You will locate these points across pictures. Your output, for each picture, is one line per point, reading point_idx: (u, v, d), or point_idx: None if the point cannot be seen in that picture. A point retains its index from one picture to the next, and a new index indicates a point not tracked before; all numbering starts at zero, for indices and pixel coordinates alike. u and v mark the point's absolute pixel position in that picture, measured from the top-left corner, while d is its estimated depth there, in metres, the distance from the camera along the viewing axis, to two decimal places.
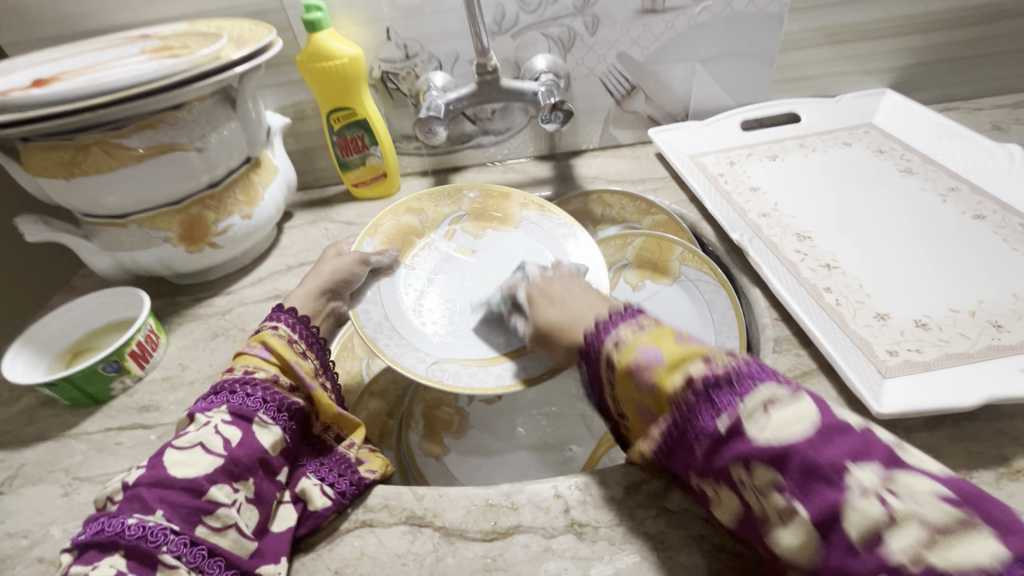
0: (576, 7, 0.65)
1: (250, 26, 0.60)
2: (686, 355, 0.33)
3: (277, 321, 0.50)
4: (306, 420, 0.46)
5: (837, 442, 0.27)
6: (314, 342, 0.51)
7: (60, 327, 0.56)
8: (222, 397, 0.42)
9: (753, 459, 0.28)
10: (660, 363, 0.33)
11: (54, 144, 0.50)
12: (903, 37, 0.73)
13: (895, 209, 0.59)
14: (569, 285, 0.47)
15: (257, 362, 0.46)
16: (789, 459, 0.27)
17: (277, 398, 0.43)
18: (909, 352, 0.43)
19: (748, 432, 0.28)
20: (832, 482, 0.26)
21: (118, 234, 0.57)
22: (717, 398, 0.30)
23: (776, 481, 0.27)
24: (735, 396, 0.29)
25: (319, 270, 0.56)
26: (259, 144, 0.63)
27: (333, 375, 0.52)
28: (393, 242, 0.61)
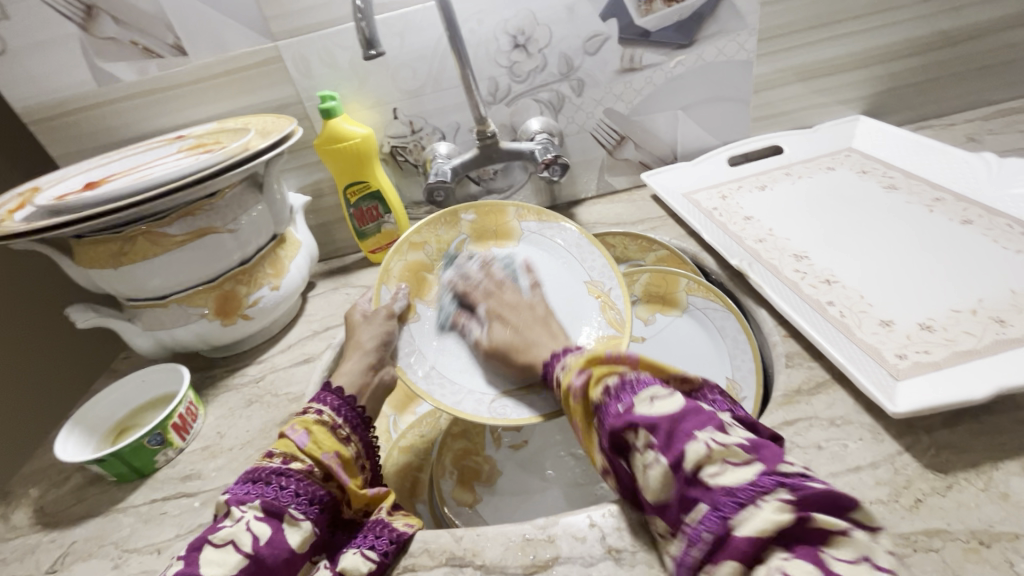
0: (561, 73, 0.72)
1: (273, 119, 0.67)
2: (608, 369, 0.41)
3: (322, 403, 0.49)
4: (338, 508, 0.45)
5: (688, 410, 0.35)
6: (358, 423, 0.50)
7: (107, 407, 0.59)
8: (257, 487, 0.41)
9: (630, 424, 0.35)
10: (587, 381, 0.42)
11: (105, 237, 0.56)
12: (867, 67, 0.78)
13: (883, 222, 0.62)
14: (518, 308, 0.58)
15: (293, 450, 0.44)
16: (658, 425, 0.34)
17: (309, 490, 0.43)
18: (918, 354, 0.45)
19: (631, 409, 0.37)
20: (678, 433, 0.33)
21: (159, 314, 0.62)
22: (618, 392, 0.39)
23: (650, 442, 0.34)
24: (631, 391, 0.38)
25: (358, 341, 0.56)
26: (284, 221, 0.69)
27: (375, 454, 0.51)
28: (407, 283, 0.63)
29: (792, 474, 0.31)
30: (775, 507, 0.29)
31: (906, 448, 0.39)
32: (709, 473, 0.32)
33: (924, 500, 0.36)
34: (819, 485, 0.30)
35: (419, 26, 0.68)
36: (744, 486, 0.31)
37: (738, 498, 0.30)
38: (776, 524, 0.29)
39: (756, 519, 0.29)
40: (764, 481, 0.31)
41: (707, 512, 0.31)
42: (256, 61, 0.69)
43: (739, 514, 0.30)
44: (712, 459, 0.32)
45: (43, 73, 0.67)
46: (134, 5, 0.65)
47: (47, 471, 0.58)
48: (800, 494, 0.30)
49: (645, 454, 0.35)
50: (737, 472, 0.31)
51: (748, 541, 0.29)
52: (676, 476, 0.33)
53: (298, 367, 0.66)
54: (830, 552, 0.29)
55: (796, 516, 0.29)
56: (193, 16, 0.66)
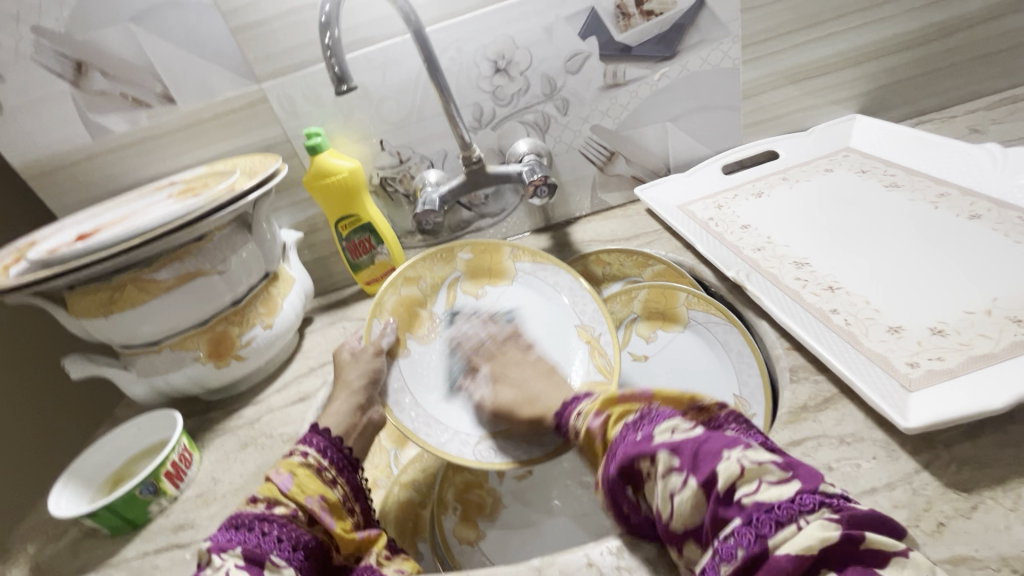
0: (545, 94, 0.72)
1: (260, 159, 0.68)
2: (622, 410, 0.40)
3: (308, 445, 0.48)
4: (325, 554, 0.43)
5: (713, 432, 0.34)
6: (344, 464, 0.49)
7: (103, 457, 0.59)
8: (240, 534, 0.39)
9: (653, 449, 0.34)
10: (608, 423, 0.41)
11: (95, 286, 0.56)
12: (859, 65, 0.77)
13: (889, 223, 0.59)
14: (523, 366, 0.57)
15: (277, 494, 0.43)
16: (684, 448, 0.33)
17: (293, 535, 0.41)
18: (931, 361, 0.42)
19: (654, 434, 0.35)
20: (706, 451, 0.32)
21: (152, 359, 0.62)
22: (638, 421, 0.38)
23: (676, 466, 0.33)
24: (651, 423, 0.36)
25: (345, 380, 0.55)
26: (275, 259, 0.69)
27: (364, 497, 0.49)
28: (399, 318, 0.62)
29: (831, 493, 0.29)
30: (821, 524, 0.27)
31: (924, 466, 0.36)
32: (742, 492, 0.30)
33: (947, 524, 0.33)
34: (863, 508, 0.29)
35: (400, 58, 0.69)
36: (781, 503, 0.29)
37: (776, 515, 0.28)
38: (823, 541, 0.27)
39: (802, 536, 0.27)
40: (800, 497, 0.29)
41: (740, 530, 0.29)
42: (243, 103, 0.70)
43: (779, 532, 0.28)
44: (745, 477, 0.30)
45: (38, 130, 0.68)
46: (123, 59, 0.66)
47: (44, 526, 0.57)
48: (844, 513, 0.28)
49: (671, 480, 0.33)
50: (773, 489, 0.29)
51: (791, 559, 0.27)
52: (706, 496, 0.31)
53: (294, 406, 0.65)
54: (882, 572, 0.27)
55: (846, 535, 0.27)
56: (179, 65, 0.67)
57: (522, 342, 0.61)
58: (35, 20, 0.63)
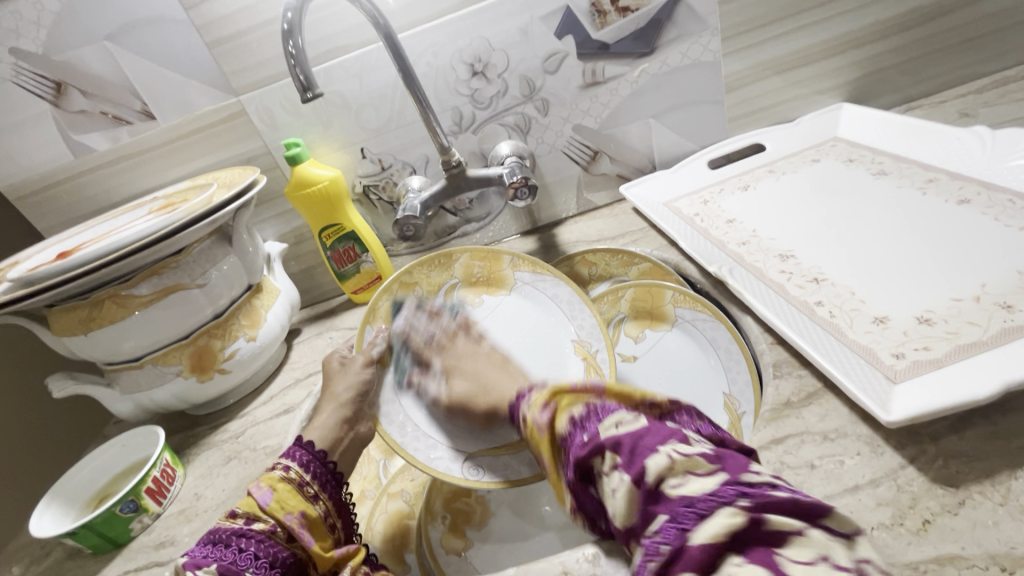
0: (524, 95, 0.71)
1: (239, 171, 0.67)
2: (574, 400, 0.39)
3: (291, 458, 0.46)
4: (303, 570, 0.42)
5: (653, 428, 0.34)
6: (327, 480, 0.47)
7: (87, 476, 0.58)
8: (216, 550, 0.39)
9: (595, 447, 0.35)
10: (552, 417, 0.39)
11: (74, 303, 0.56)
12: (844, 53, 0.75)
13: (877, 212, 0.58)
14: (475, 356, 0.56)
15: (256, 508, 0.42)
16: (622, 444, 0.34)
17: (271, 552, 0.40)
18: (917, 352, 0.40)
19: (596, 435, 0.35)
20: (640, 449, 0.33)
21: (135, 375, 0.61)
22: (584, 420, 0.37)
23: (614, 463, 0.33)
24: (596, 420, 0.37)
25: (333, 392, 0.52)
26: (258, 271, 0.68)
27: (348, 511, 0.48)
28: (393, 324, 0.59)
29: (755, 483, 0.30)
30: (730, 515, 0.28)
31: (910, 461, 0.35)
32: (670, 483, 0.31)
33: (933, 521, 0.31)
34: (784, 495, 0.29)
35: (375, 65, 0.69)
36: (703, 495, 0.29)
37: (697, 508, 0.29)
38: (729, 527, 0.28)
39: (710, 524, 0.28)
40: (724, 489, 0.30)
41: (666, 524, 0.29)
42: (222, 116, 0.70)
43: (699, 524, 0.28)
44: (674, 470, 0.31)
45: (21, 151, 0.69)
46: (102, 77, 0.67)
47: (29, 547, 0.56)
48: (758, 500, 0.28)
49: (609, 479, 0.34)
50: (698, 482, 0.30)
51: (702, 548, 0.28)
52: (639, 493, 0.32)
53: (279, 418, 0.64)
54: (788, 556, 0.27)
55: (751, 520, 0.28)
56: (157, 81, 0.67)
57: (470, 331, 0.60)
58: (13, 42, 0.63)
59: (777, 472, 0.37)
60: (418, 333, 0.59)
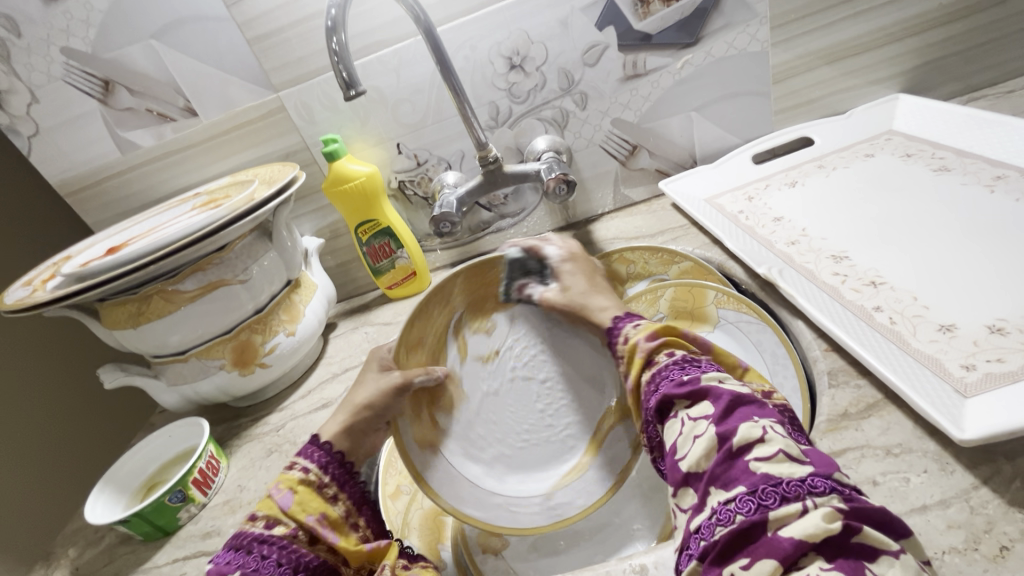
0: (562, 88, 0.70)
1: (279, 167, 0.68)
2: (681, 343, 0.40)
3: (308, 458, 0.46)
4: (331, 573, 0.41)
5: (755, 399, 0.33)
6: (345, 480, 0.47)
7: (137, 464, 0.60)
8: (239, 557, 0.39)
9: (692, 392, 0.34)
10: (661, 343, 0.40)
11: (123, 298, 0.57)
12: (902, 41, 0.71)
13: (939, 211, 0.54)
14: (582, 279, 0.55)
15: (276, 513, 0.42)
16: (721, 397, 0.33)
17: (292, 557, 0.39)
18: (989, 363, 0.38)
19: (696, 378, 0.35)
20: (737, 409, 0.32)
21: (180, 368, 0.63)
22: (686, 363, 0.37)
23: (707, 411, 0.33)
24: (699, 368, 0.36)
25: (355, 401, 0.50)
26: (297, 266, 0.69)
27: (371, 508, 0.48)
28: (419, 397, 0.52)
29: (846, 485, 0.29)
30: (826, 513, 0.26)
31: (983, 481, 0.33)
32: (758, 456, 0.29)
33: (1011, 548, 0.29)
34: (876, 504, 0.28)
35: (412, 60, 0.68)
36: (791, 479, 0.28)
37: (782, 490, 0.28)
38: (825, 531, 0.26)
39: (803, 520, 0.26)
40: (812, 477, 0.28)
41: (743, 496, 0.28)
42: (261, 113, 0.70)
43: (782, 505, 0.27)
44: (763, 443, 0.30)
45: (72, 148, 0.71)
46: (147, 75, 0.68)
47: (83, 531, 0.59)
48: (853, 504, 0.27)
49: (693, 425, 0.33)
50: (788, 466, 0.29)
51: (791, 541, 0.26)
52: (719, 451, 0.31)
53: (317, 412, 0.65)
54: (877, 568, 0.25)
55: (846, 526, 0.26)
56: (200, 78, 0.68)
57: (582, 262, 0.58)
58: (64, 42, 0.65)
59: None
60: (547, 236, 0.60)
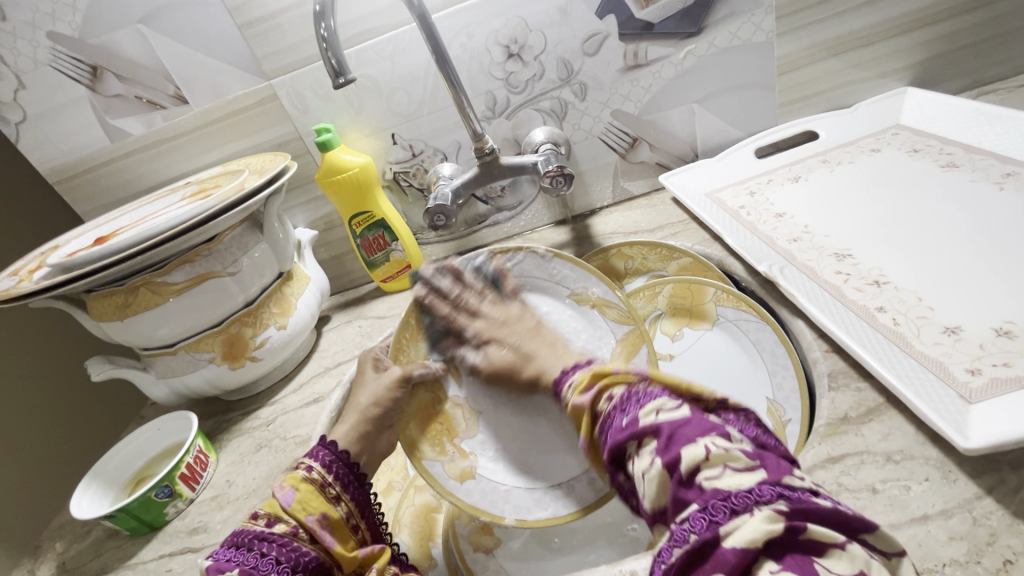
0: (561, 79, 0.68)
1: (270, 157, 0.67)
2: (615, 380, 0.37)
3: (314, 458, 0.45)
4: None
5: (695, 416, 0.31)
6: (350, 480, 0.46)
7: (125, 457, 0.60)
8: (238, 554, 0.38)
9: (633, 432, 0.32)
10: (595, 393, 0.37)
11: (110, 290, 0.56)
12: (912, 32, 0.69)
13: (945, 209, 0.53)
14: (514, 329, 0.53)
15: (278, 510, 0.41)
16: (662, 430, 0.31)
17: (292, 556, 0.38)
18: (996, 368, 0.37)
19: (634, 419, 0.33)
20: (679, 434, 0.30)
21: (169, 361, 0.62)
22: (624, 403, 0.34)
23: (653, 448, 0.31)
24: (636, 406, 0.33)
25: (358, 404, 0.51)
26: (289, 258, 0.68)
27: (372, 511, 0.47)
28: (418, 427, 0.53)
29: (796, 487, 0.27)
30: (768, 516, 0.25)
31: (987, 491, 0.32)
32: (708, 477, 0.28)
33: (1016, 561, 0.28)
34: (825, 503, 0.27)
35: (408, 48, 0.66)
36: (738, 491, 0.27)
37: (731, 503, 0.27)
38: (767, 534, 0.25)
39: (745, 527, 0.25)
40: (761, 488, 0.27)
41: (696, 515, 0.27)
42: (253, 101, 0.69)
43: (731, 519, 0.26)
44: (709, 461, 0.28)
45: (60, 136, 0.69)
46: (135, 61, 0.66)
47: (71, 525, 0.58)
48: (799, 505, 0.26)
49: (642, 463, 0.31)
50: (736, 478, 0.28)
51: (736, 552, 0.25)
52: (671, 480, 0.30)
53: (308, 407, 0.64)
54: (824, 563, 0.25)
55: (789, 526, 0.25)
56: (190, 65, 0.66)
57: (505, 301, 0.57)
58: (50, 26, 0.63)
59: (835, 494, 0.34)
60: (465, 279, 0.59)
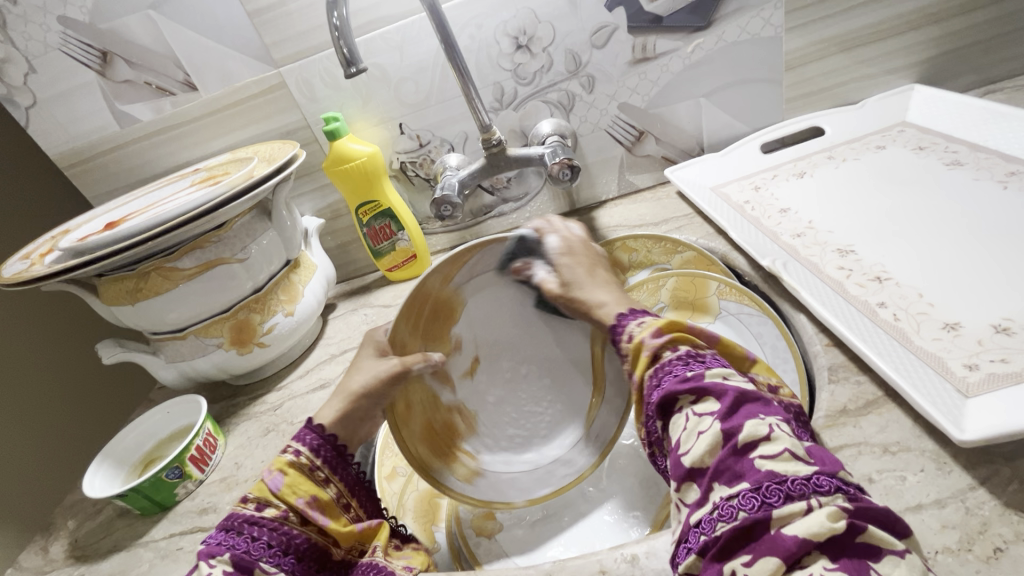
0: (569, 70, 0.68)
1: (279, 145, 0.67)
2: (687, 334, 0.37)
3: (300, 442, 0.45)
4: (319, 554, 0.42)
5: (760, 396, 0.32)
6: (337, 462, 0.46)
7: (134, 440, 0.61)
8: (229, 538, 0.39)
9: (695, 387, 0.32)
10: (670, 337, 0.37)
11: (120, 275, 0.57)
12: (920, 29, 0.69)
13: (949, 206, 0.53)
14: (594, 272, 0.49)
15: (267, 495, 0.41)
16: (727, 394, 0.31)
17: (284, 539, 0.40)
18: (993, 363, 0.38)
19: (701, 374, 0.33)
20: (743, 406, 0.31)
21: (179, 345, 0.63)
22: (689, 358, 0.35)
23: (712, 409, 0.31)
24: (703, 364, 0.34)
25: (349, 389, 0.47)
26: (296, 246, 0.69)
27: (363, 489, 0.48)
28: (409, 422, 0.49)
29: (850, 483, 0.28)
30: (831, 512, 0.26)
31: (980, 482, 0.33)
32: (765, 454, 0.29)
33: (1005, 549, 0.29)
34: (879, 504, 0.27)
35: (416, 37, 0.66)
36: (796, 477, 0.28)
37: (788, 488, 0.27)
38: (830, 530, 0.25)
39: (809, 519, 0.26)
40: (818, 477, 0.28)
41: (748, 493, 0.28)
42: (261, 88, 0.69)
43: (786, 504, 0.27)
44: (769, 441, 0.29)
45: (69, 120, 0.70)
46: (145, 46, 0.66)
47: (82, 504, 0.59)
48: (858, 505, 0.27)
49: (698, 420, 0.32)
50: (795, 464, 0.28)
51: (796, 540, 0.26)
52: (724, 447, 0.30)
53: (314, 393, 0.65)
54: (881, 568, 0.25)
55: (850, 525, 0.26)
56: (200, 52, 0.67)
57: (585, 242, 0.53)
58: (61, 10, 0.64)
59: None
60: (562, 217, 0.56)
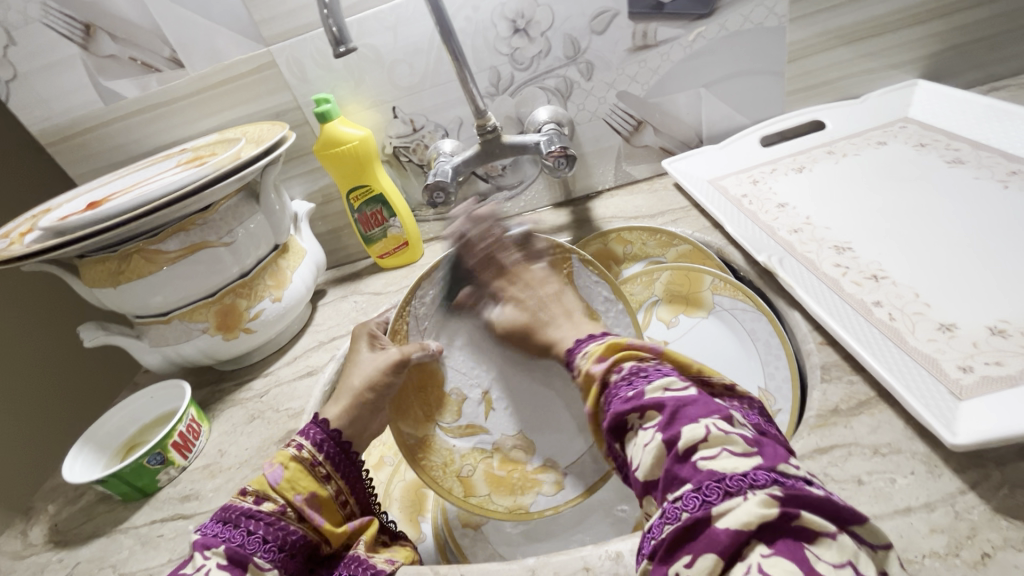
0: (567, 56, 0.67)
1: (268, 126, 0.66)
2: (629, 353, 0.38)
3: (304, 436, 0.45)
4: (310, 550, 0.41)
5: (701, 399, 0.32)
6: (340, 459, 0.46)
7: (117, 424, 0.60)
8: (226, 530, 0.39)
9: (637, 405, 0.32)
10: (610, 364, 0.37)
11: (102, 257, 0.55)
12: (926, 23, 0.68)
13: (946, 205, 0.53)
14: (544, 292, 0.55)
15: (266, 488, 0.41)
16: (666, 406, 0.31)
17: (278, 534, 0.39)
18: (986, 366, 0.37)
19: (641, 392, 0.33)
20: (682, 413, 0.30)
21: (163, 330, 0.61)
22: (632, 376, 0.35)
23: (654, 422, 0.31)
24: (642, 381, 0.34)
25: (350, 384, 0.50)
26: (285, 231, 0.67)
27: (363, 485, 0.47)
28: (410, 412, 0.52)
29: (792, 475, 0.27)
30: (762, 500, 0.25)
31: (970, 486, 0.32)
32: (705, 454, 0.28)
33: (993, 555, 0.29)
34: (819, 492, 0.27)
35: (411, 18, 0.65)
36: (734, 474, 0.27)
37: (726, 485, 0.27)
38: (762, 517, 0.25)
39: (740, 510, 0.25)
40: (758, 470, 0.27)
41: (689, 493, 0.27)
42: (250, 67, 0.67)
43: (725, 500, 0.26)
44: (707, 443, 0.29)
45: (52, 95, 0.68)
46: (130, 20, 0.64)
47: (63, 488, 0.58)
48: (792, 491, 0.26)
49: (643, 434, 0.32)
50: (734, 460, 0.28)
51: (728, 532, 0.25)
52: (667, 454, 0.30)
53: (301, 380, 0.64)
54: (813, 550, 0.24)
55: (783, 511, 0.25)
56: (186, 27, 0.64)
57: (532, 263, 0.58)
58: None
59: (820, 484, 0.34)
60: (500, 236, 0.59)
